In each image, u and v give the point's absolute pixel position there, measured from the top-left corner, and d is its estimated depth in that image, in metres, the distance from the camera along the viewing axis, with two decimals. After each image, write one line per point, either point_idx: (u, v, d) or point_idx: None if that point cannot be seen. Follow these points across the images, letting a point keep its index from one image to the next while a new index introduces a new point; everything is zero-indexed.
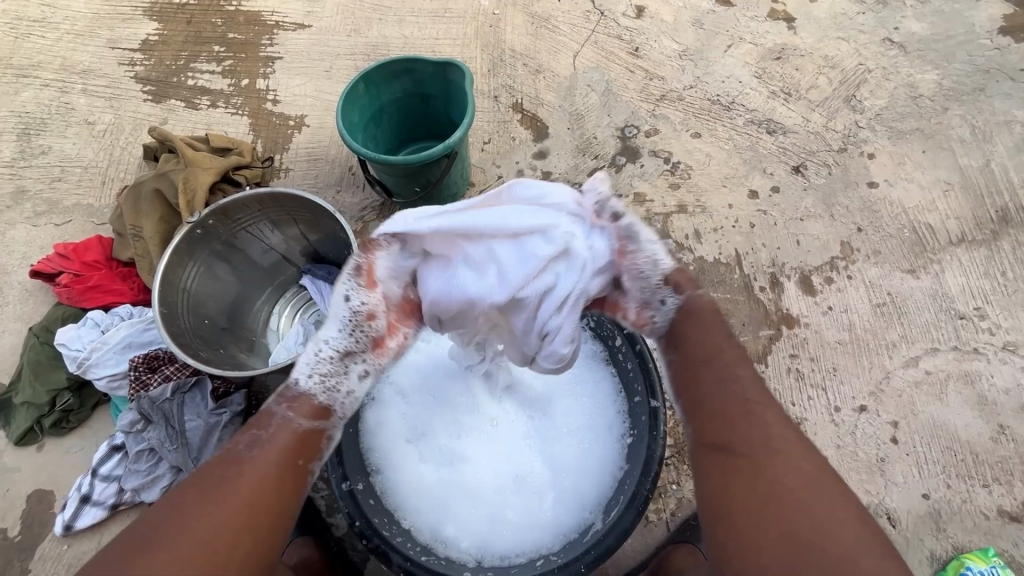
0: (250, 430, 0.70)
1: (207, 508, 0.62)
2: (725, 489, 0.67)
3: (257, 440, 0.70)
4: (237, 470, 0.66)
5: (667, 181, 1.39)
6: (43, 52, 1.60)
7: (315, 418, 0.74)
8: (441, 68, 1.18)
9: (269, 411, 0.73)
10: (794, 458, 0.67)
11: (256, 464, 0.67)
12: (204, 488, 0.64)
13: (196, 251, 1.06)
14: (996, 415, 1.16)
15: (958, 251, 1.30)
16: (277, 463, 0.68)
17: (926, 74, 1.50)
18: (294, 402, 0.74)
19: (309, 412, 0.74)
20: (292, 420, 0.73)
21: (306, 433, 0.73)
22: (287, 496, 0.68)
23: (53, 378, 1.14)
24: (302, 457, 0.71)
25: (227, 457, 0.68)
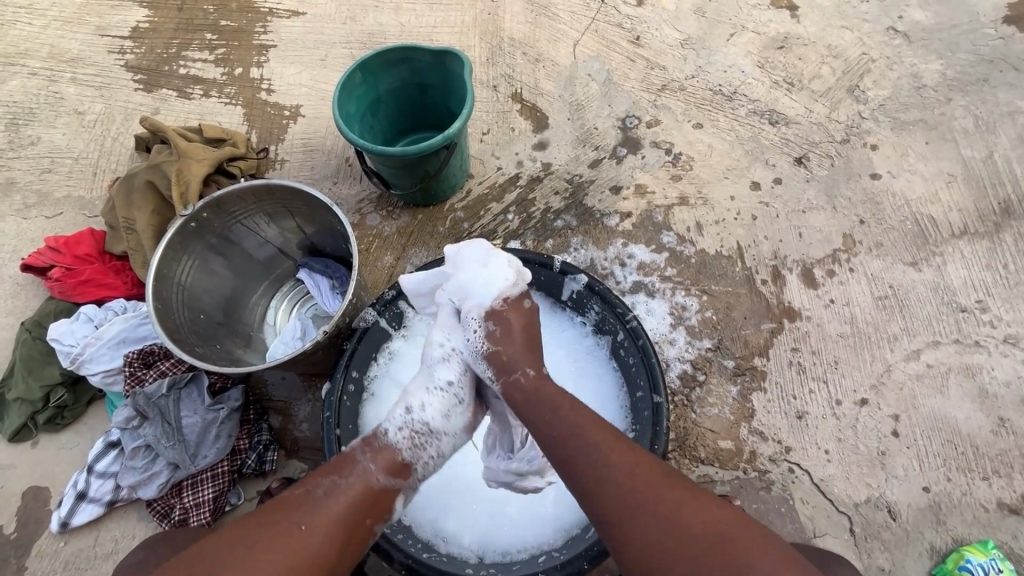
0: (330, 476, 0.71)
1: (279, 546, 0.62)
2: (627, 478, 0.67)
3: (336, 488, 0.69)
4: (314, 513, 0.66)
5: (668, 173, 1.37)
6: (30, 40, 1.56)
7: (393, 476, 0.74)
8: (440, 56, 1.16)
9: (352, 458, 0.74)
10: (638, 460, 0.69)
11: (332, 510, 0.67)
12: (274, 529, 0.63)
13: (190, 245, 1.04)
14: (997, 408, 1.16)
15: (960, 243, 1.29)
16: (350, 520, 0.67)
17: (930, 64, 1.49)
18: (377, 452, 0.75)
19: (389, 465, 0.75)
20: (372, 473, 0.73)
21: (383, 491, 0.72)
22: (352, 553, 0.67)
23: (47, 374, 1.12)
24: (372, 517, 0.70)
25: (305, 498, 0.67)
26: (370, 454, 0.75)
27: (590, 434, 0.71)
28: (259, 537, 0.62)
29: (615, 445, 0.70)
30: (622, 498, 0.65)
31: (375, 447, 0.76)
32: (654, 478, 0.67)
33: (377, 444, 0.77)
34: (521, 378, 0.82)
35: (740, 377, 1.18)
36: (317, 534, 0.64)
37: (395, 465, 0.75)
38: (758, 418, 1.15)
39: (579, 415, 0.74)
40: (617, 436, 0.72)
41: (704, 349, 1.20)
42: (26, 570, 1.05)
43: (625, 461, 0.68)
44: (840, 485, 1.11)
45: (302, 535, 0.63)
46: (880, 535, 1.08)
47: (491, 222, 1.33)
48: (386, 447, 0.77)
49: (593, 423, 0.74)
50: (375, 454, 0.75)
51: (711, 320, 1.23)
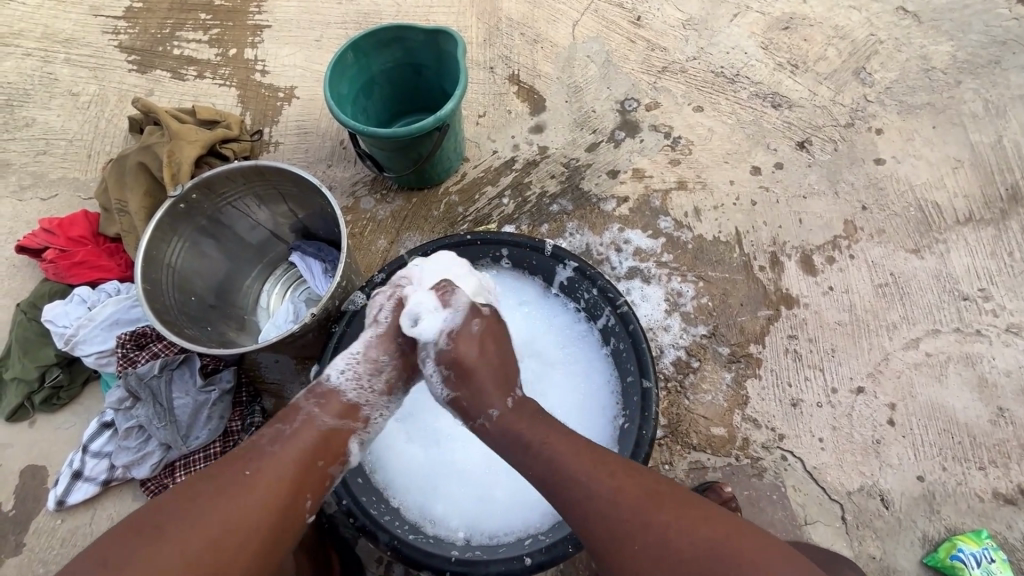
0: (275, 424, 0.74)
1: (225, 495, 0.65)
2: (615, 511, 0.67)
3: (282, 434, 0.73)
4: (259, 460, 0.69)
5: (667, 157, 1.35)
6: (24, 20, 1.55)
7: (340, 417, 0.78)
8: (433, 36, 1.13)
9: (297, 406, 0.78)
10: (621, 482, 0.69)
11: (277, 457, 0.70)
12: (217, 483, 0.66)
13: (180, 226, 1.03)
14: (996, 398, 1.14)
15: (965, 230, 1.27)
16: (299, 457, 0.72)
17: (940, 46, 1.44)
18: (320, 397, 0.79)
19: (335, 407, 0.78)
20: (318, 418, 0.76)
21: (330, 431, 0.76)
22: (301, 495, 0.70)
23: (42, 355, 1.13)
24: (322, 458, 0.74)
25: (253, 447, 0.71)
26: (314, 400, 0.78)
27: (573, 469, 0.71)
28: (201, 490, 0.65)
29: (595, 471, 0.70)
30: (620, 534, 0.66)
31: (320, 395, 0.79)
32: (640, 496, 0.68)
33: (321, 391, 0.80)
34: (487, 421, 0.80)
35: (735, 364, 1.17)
36: (267, 480, 0.68)
37: (348, 411, 0.79)
38: (752, 406, 1.14)
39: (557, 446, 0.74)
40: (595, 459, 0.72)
41: (700, 336, 1.19)
42: (24, 546, 1.07)
43: (603, 485, 0.69)
44: (833, 474, 1.10)
45: (249, 478, 0.67)
46: (872, 523, 1.07)
47: (486, 207, 1.31)
48: (328, 392, 0.80)
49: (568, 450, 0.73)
50: (319, 400, 0.79)
51: (707, 306, 1.21)
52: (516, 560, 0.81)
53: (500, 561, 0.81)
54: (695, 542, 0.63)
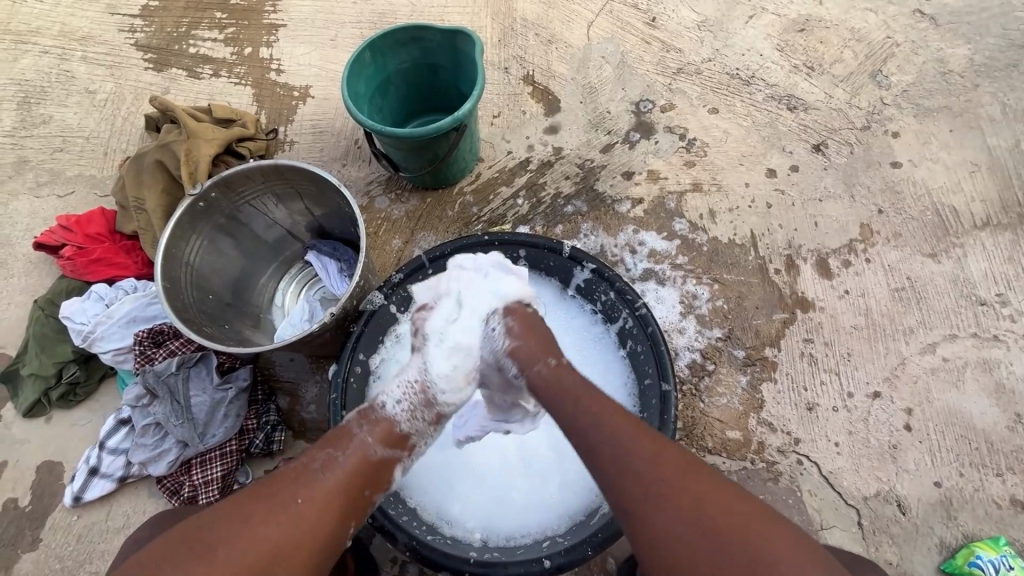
0: (329, 448, 0.72)
1: (282, 523, 0.63)
2: (644, 481, 0.65)
3: (333, 461, 0.70)
4: (314, 488, 0.67)
5: (681, 159, 1.34)
6: (41, 17, 1.56)
7: (389, 449, 0.75)
8: (450, 36, 1.13)
9: (348, 430, 0.75)
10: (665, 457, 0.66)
11: (331, 487, 0.68)
12: (274, 508, 0.64)
13: (198, 224, 1.03)
14: (1014, 404, 1.13)
15: (982, 234, 1.26)
16: (347, 489, 0.69)
17: (957, 49, 1.43)
18: (374, 425, 0.75)
19: (387, 438, 0.75)
20: (370, 445, 0.74)
21: (377, 463, 0.73)
22: (347, 523, 0.69)
23: (60, 351, 1.14)
24: (370, 486, 0.72)
25: (306, 471, 0.68)
26: (366, 426, 0.76)
27: (615, 430, 0.69)
28: (258, 514, 0.63)
29: (636, 434, 0.69)
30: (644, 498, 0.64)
31: (373, 420, 0.76)
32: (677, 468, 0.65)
33: (376, 418, 0.77)
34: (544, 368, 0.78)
35: (750, 367, 1.16)
36: (316, 508, 0.66)
37: (397, 441, 0.76)
38: (767, 410, 1.13)
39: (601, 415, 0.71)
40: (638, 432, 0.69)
41: (714, 338, 1.18)
42: (41, 541, 1.07)
43: (641, 452, 0.67)
44: (849, 478, 1.09)
45: (298, 507, 0.65)
46: (888, 529, 1.06)
47: (501, 207, 1.31)
48: (383, 420, 0.77)
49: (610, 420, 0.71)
50: (372, 427, 0.76)
51: (722, 308, 1.21)
52: (534, 562, 0.81)
53: (519, 563, 0.81)
54: (718, 517, 0.60)
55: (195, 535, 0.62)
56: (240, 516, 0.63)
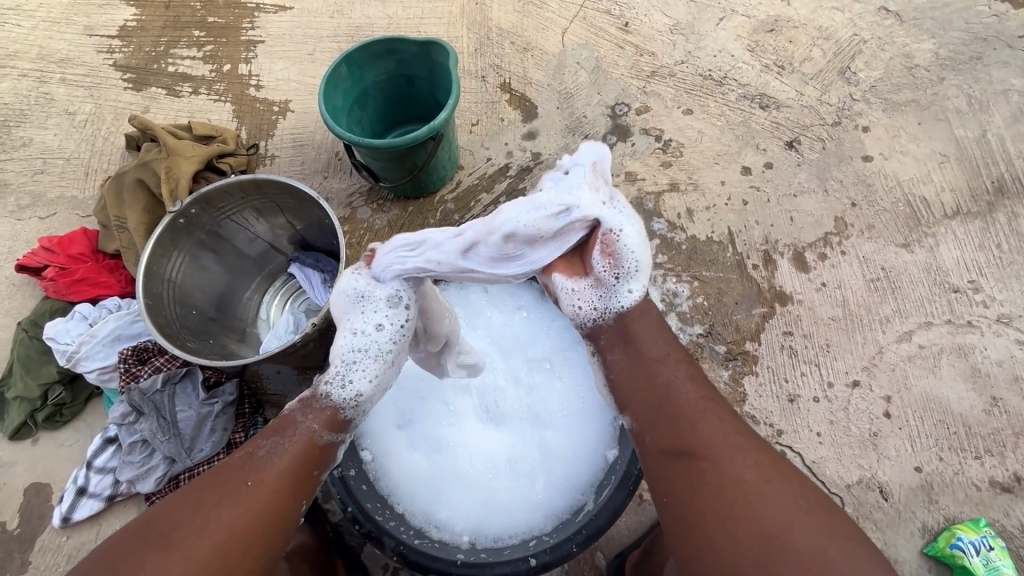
0: (273, 436, 0.73)
1: (228, 507, 0.66)
2: (705, 438, 0.67)
3: (278, 447, 0.72)
4: (258, 472, 0.69)
5: (658, 159, 1.37)
6: (19, 41, 1.57)
7: (332, 431, 0.77)
8: (425, 48, 1.16)
9: (292, 418, 0.76)
10: (731, 430, 0.68)
11: (276, 470, 0.70)
12: (221, 492, 0.67)
13: (179, 241, 1.05)
14: (989, 388, 1.16)
15: (953, 224, 1.29)
16: (295, 471, 0.71)
17: (922, 44, 1.47)
18: (318, 412, 0.76)
19: (330, 422, 0.77)
20: (312, 430, 0.75)
21: (324, 445, 0.75)
22: (298, 503, 0.71)
23: (45, 372, 1.14)
24: (316, 466, 0.75)
25: (250, 458, 0.70)
26: (309, 413, 0.76)
27: (680, 398, 0.71)
28: (203, 500, 0.66)
29: (709, 407, 0.71)
30: (696, 458, 0.66)
31: (315, 407, 0.77)
32: (733, 436, 0.68)
33: (318, 406, 0.77)
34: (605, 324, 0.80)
35: (732, 362, 1.18)
36: (265, 493, 0.68)
37: (335, 422, 0.77)
38: (750, 402, 1.15)
39: (666, 369, 0.75)
40: (710, 402, 0.71)
41: (696, 334, 1.20)
42: (30, 564, 1.07)
43: (707, 418, 0.69)
44: (832, 467, 1.11)
45: (250, 489, 0.67)
46: (872, 516, 1.08)
47: (482, 213, 1.33)
48: (328, 407, 0.77)
49: (685, 383, 0.73)
50: (314, 414, 0.76)
51: (702, 305, 1.23)
52: (520, 561, 0.83)
53: (505, 563, 0.83)
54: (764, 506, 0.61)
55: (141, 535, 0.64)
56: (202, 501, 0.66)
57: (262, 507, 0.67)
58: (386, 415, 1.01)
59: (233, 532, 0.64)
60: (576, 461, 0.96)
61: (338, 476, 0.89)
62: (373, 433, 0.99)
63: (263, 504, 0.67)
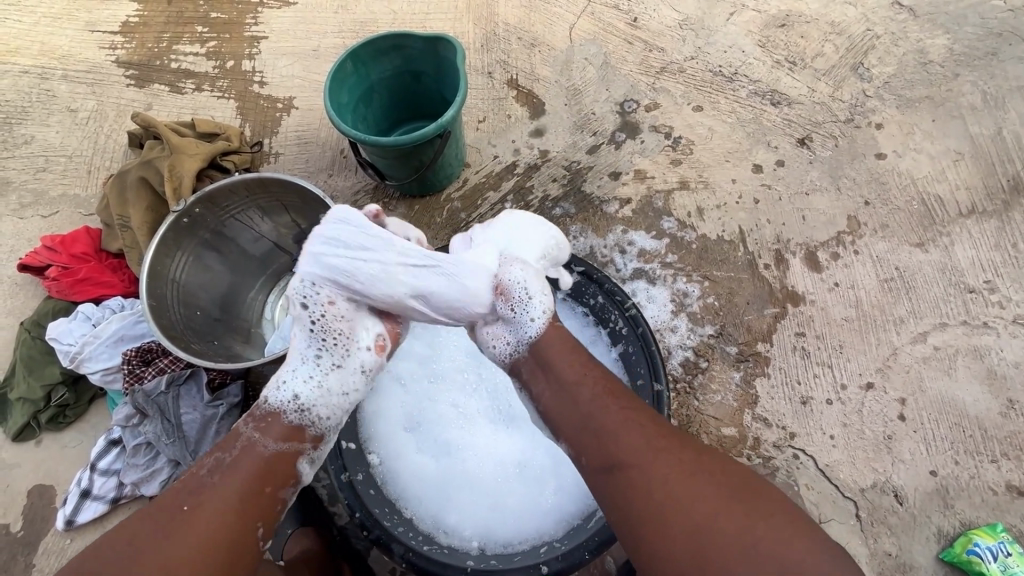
0: (215, 454, 0.71)
1: (169, 532, 0.62)
2: (624, 449, 0.68)
3: (220, 464, 0.70)
4: (199, 493, 0.66)
5: (668, 157, 1.35)
6: (20, 37, 1.55)
7: (283, 440, 0.74)
8: (432, 43, 1.14)
9: (236, 432, 0.74)
10: (651, 433, 0.70)
11: (218, 488, 0.67)
12: (160, 519, 0.64)
13: (183, 241, 1.03)
14: (1005, 390, 1.14)
15: (968, 223, 1.27)
16: (241, 489, 0.68)
17: (936, 39, 1.45)
18: (261, 423, 0.74)
19: (279, 432, 0.74)
20: (259, 443, 0.72)
21: (274, 457, 0.72)
22: (249, 523, 0.67)
23: (48, 373, 1.13)
24: (270, 483, 0.71)
25: (192, 478, 0.68)
26: (254, 424, 0.74)
27: (600, 412, 0.73)
28: (143, 528, 0.63)
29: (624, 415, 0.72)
30: (623, 472, 0.67)
31: (258, 417, 0.75)
32: (655, 439, 0.69)
33: (261, 415, 0.76)
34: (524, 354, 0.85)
35: (743, 363, 1.16)
36: (210, 511, 0.65)
37: (293, 432, 0.75)
38: (761, 405, 1.13)
39: (585, 384, 0.77)
40: (630, 411, 0.73)
41: (706, 335, 1.18)
42: (34, 567, 1.06)
43: (631, 427, 0.70)
44: (845, 470, 1.09)
45: (185, 513, 0.64)
46: (886, 520, 1.06)
47: (489, 212, 1.31)
48: (270, 414, 0.76)
49: (603, 398, 0.75)
50: (261, 425, 0.74)
51: (713, 306, 1.21)
52: (531, 568, 0.82)
53: (516, 571, 0.82)
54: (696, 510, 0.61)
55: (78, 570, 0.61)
56: (135, 538, 0.62)
57: (199, 535, 0.63)
58: (394, 418, 1.00)
59: (173, 558, 0.61)
60: None
61: (346, 481, 0.90)
62: (380, 436, 0.98)
63: (205, 526, 0.64)
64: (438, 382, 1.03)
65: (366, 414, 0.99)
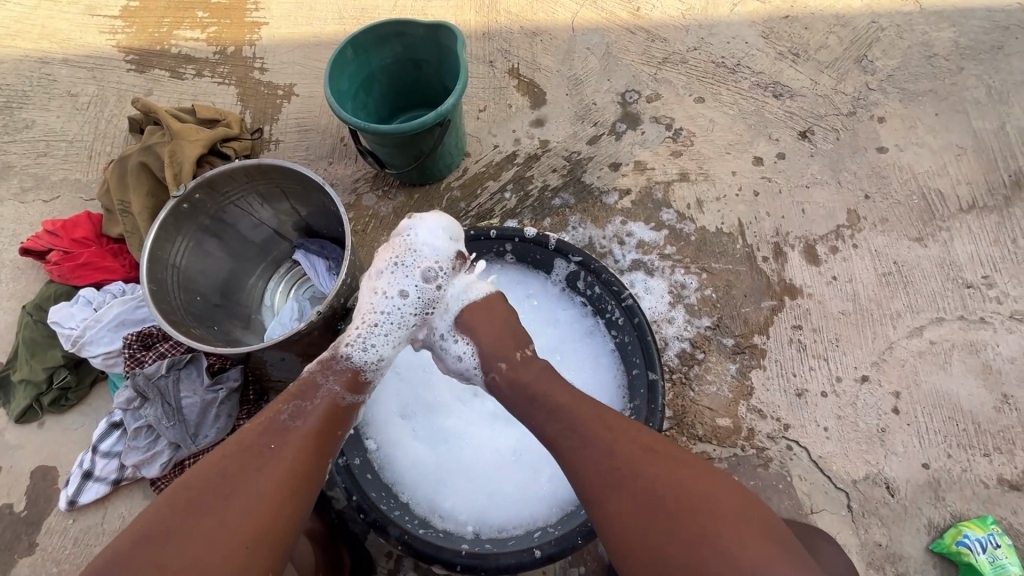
0: (294, 399, 0.74)
1: (262, 468, 0.66)
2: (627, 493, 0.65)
3: (300, 409, 0.74)
4: (285, 434, 0.70)
5: (668, 149, 1.34)
6: (20, 21, 1.54)
7: (350, 392, 0.80)
8: (433, 31, 1.13)
9: (310, 381, 0.78)
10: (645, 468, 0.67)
11: (302, 431, 0.71)
12: (251, 457, 0.67)
13: (184, 226, 1.04)
14: (1000, 385, 1.14)
15: (968, 218, 1.26)
16: (321, 432, 0.73)
17: (941, 32, 1.43)
18: (337, 373, 0.80)
19: (349, 384, 0.81)
20: (334, 393, 0.78)
21: (345, 407, 0.78)
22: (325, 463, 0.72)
23: (50, 356, 1.14)
24: (339, 429, 0.77)
25: (272, 422, 0.71)
26: (330, 376, 0.80)
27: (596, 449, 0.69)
28: (235, 465, 0.65)
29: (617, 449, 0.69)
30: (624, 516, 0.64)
31: (336, 371, 0.81)
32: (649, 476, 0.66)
33: (339, 368, 0.82)
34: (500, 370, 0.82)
35: (740, 355, 1.17)
36: (296, 450, 0.69)
37: (359, 384, 0.83)
38: (757, 396, 1.14)
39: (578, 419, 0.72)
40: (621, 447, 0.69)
41: (703, 327, 1.19)
42: (38, 546, 1.08)
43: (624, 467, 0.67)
44: (838, 462, 1.10)
45: (278, 451, 0.68)
46: (877, 511, 1.07)
47: (488, 201, 1.31)
48: (349, 369, 0.82)
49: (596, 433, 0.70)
50: (334, 377, 0.80)
51: (711, 298, 1.21)
52: (526, 553, 0.82)
53: (509, 554, 0.82)
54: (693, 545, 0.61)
55: (172, 505, 0.62)
56: (233, 478, 0.64)
57: (294, 472, 0.68)
58: (391, 405, 1.01)
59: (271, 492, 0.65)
60: None
61: (342, 465, 0.89)
62: (377, 423, 0.99)
63: (296, 464, 0.68)
64: (435, 370, 1.04)
65: None
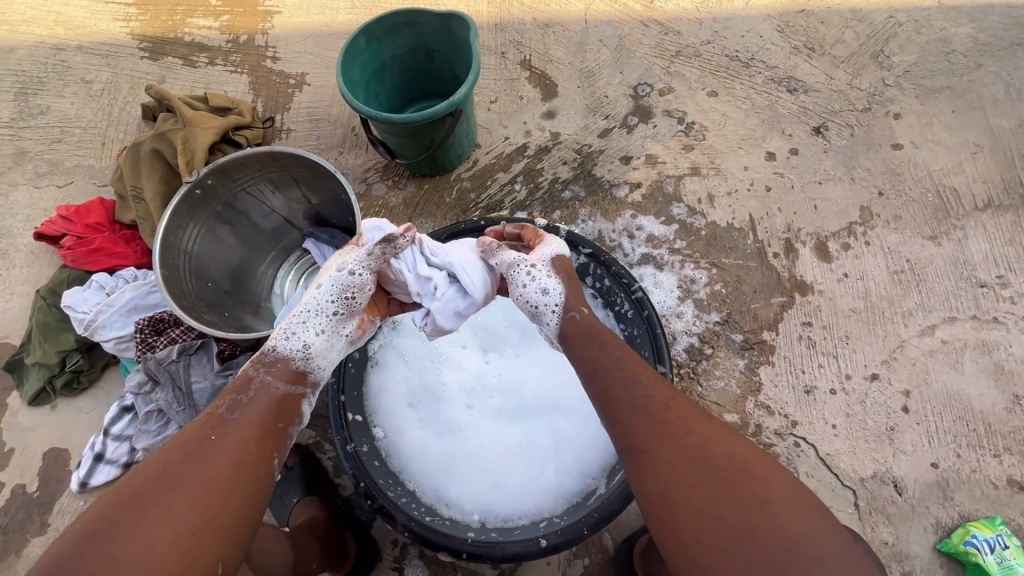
0: (228, 394, 0.69)
1: (200, 459, 0.61)
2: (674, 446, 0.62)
3: (238, 403, 0.68)
4: (222, 426, 0.65)
5: (680, 142, 1.34)
6: (36, 7, 1.55)
7: (292, 382, 0.74)
8: (445, 21, 1.13)
9: (247, 377, 0.72)
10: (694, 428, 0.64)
11: (242, 421, 0.66)
12: (189, 451, 0.62)
13: (196, 212, 1.04)
14: (1012, 385, 1.13)
15: (984, 217, 1.25)
16: (263, 420, 0.68)
17: (960, 28, 1.41)
18: (270, 365, 0.74)
19: (289, 374, 0.74)
20: (270, 384, 0.72)
21: (287, 397, 0.72)
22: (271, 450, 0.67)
23: (63, 340, 1.15)
24: (284, 418, 0.71)
25: (209, 419, 0.66)
26: (265, 368, 0.74)
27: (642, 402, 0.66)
28: (172, 458, 0.61)
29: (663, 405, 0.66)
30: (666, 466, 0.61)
31: (268, 362, 0.74)
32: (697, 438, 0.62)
33: (272, 361, 0.75)
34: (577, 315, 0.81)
35: (749, 351, 1.16)
36: (237, 439, 0.64)
37: (297, 376, 0.75)
38: (765, 392, 1.14)
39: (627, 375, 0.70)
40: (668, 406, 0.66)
41: (712, 322, 1.19)
42: (50, 526, 1.09)
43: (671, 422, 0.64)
44: (845, 460, 1.10)
45: (216, 442, 0.63)
46: (884, 510, 1.07)
47: (498, 193, 1.31)
48: (279, 360, 0.75)
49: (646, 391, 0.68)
50: (270, 369, 0.74)
51: (720, 293, 1.21)
52: (531, 542, 0.83)
53: (515, 542, 0.83)
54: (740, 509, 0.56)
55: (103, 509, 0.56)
56: (167, 472, 0.59)
57: (235, 460, 0.63)
58: (397, 393, 1.01)
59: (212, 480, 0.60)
60: (586, 446, 0.96)
61: (351, 452, 0.91)
62: (384, 411, 0.99)
63: (236, 453, 0.63)
64: (442, 360, 1.05)
65: (370, 388, 1.00)
